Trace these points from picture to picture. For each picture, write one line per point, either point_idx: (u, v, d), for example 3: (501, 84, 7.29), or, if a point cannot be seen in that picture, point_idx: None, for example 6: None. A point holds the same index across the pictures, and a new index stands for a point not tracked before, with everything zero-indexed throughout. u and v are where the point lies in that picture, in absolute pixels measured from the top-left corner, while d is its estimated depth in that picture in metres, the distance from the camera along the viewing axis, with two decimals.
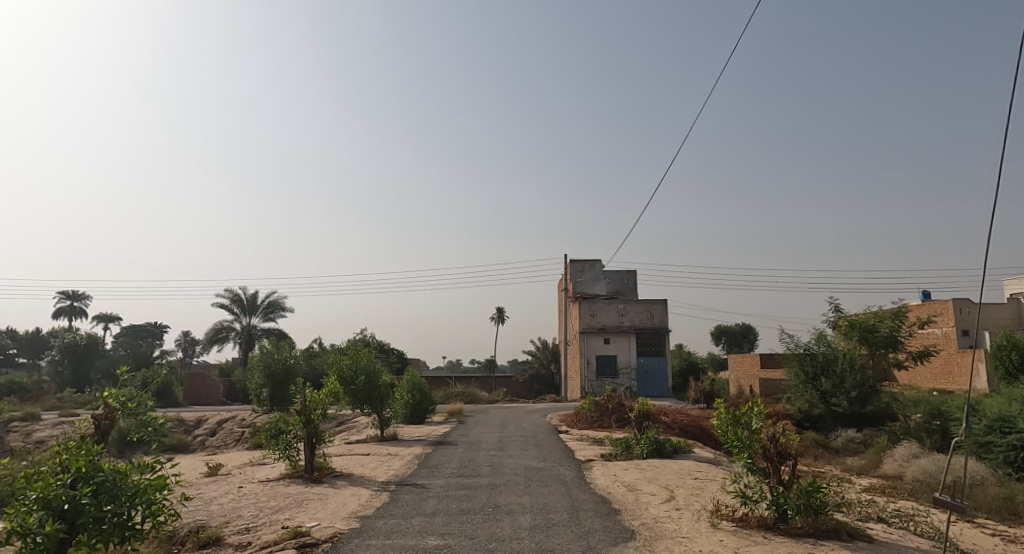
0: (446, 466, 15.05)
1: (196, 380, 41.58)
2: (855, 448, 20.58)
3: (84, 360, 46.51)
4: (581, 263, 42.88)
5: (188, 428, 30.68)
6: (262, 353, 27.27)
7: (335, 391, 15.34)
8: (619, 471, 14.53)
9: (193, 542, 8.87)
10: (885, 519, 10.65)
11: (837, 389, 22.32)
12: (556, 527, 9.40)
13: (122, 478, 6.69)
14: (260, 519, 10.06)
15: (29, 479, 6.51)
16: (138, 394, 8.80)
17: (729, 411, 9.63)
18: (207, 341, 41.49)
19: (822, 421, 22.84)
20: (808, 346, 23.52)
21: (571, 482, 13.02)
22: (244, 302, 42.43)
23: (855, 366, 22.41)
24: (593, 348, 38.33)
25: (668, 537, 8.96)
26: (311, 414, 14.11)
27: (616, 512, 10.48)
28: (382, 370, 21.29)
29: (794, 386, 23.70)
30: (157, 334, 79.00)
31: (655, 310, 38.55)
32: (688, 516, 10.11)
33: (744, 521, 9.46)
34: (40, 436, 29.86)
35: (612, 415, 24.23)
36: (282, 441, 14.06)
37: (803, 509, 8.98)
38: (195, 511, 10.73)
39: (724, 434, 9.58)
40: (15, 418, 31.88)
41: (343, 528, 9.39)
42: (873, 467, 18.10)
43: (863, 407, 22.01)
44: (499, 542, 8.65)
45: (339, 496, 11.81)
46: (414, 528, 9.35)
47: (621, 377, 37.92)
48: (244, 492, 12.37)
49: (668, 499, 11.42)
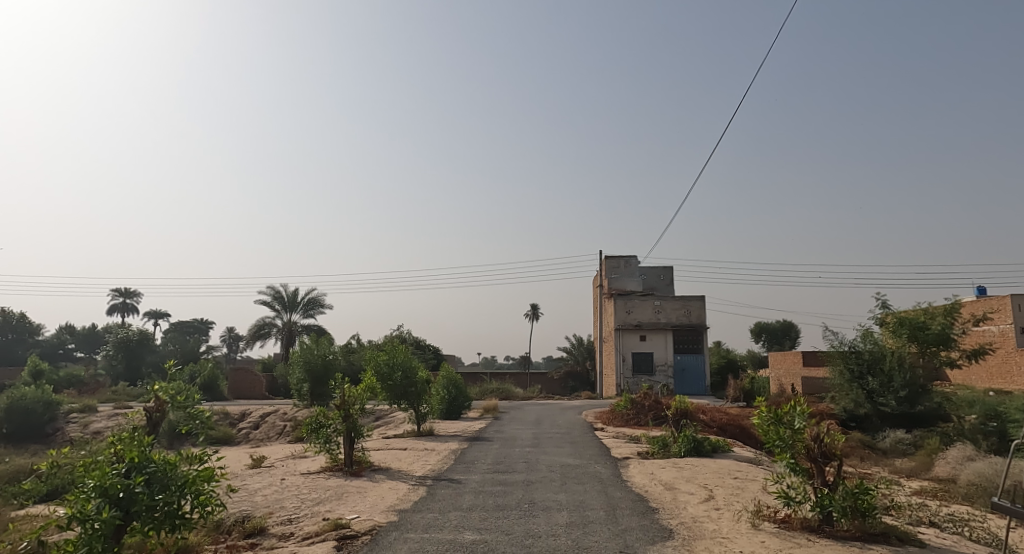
0: (482, 462, 15.08)
1: (240, 375, 42.53)
2: (904, 449, 19.97)
3: (135, 356, 47.92)
4: (616, 260, 42.55)
5: (233, 421, 31.38)
6: (301, 349, 27.76)
7: (373, 386, 15.46)
8: (656, 469, 14.37)
9: (238, 531, 9.07)
10: (937, 524, 10.33)
11: (885, 388, 21.74)
12: (592, 525, 9.34)
13: (172, 468, 6.90)
14: (302, 511, 10.24)
15: (86, 468, 6.70)
16: (186, 388, 9.05)
17: (770, 410, 9.45)
18: (249, 338, 42.33)
19: (869, 421, 22.27)
20: (854, 344, 22.84)
21: (608, 480, 12.94)
22: (285, 298, 43.27)
23: (904, 364, 21.76)
24: (629, 346, 38.05)
25: (707, 537, 8.86)
26: (349, 409, 14.29)
27: (653, 510, 10.39)
28: (418, 366, 21.48)
29: (838, 385, 23.11)
30: (203, 330, 81.35)
31: (692, 306, 38.05)
32: (728, 516, 9.97)
33: (787, 523, 9.30)
34: (97, 427, 30.98)
35: (647, 413, 24.02)
36: (322, 435, 14.28)
37: (849, 512, 8.78)
38: (241, 502, 10.97)
39: (766, 433, 9.39)
40: (74, 409, 33.04)
41: (382, 521, 9.49)
42: (923, 470, 17.58)
43: (912, 407, 21.40)
44: (535, 538, 8.63)
45: (377, 491, 11.92)
46: (450, 523, 9.39)
47: (658, 375, 37.60)
48: (286, 484, 12.59)
49: (707, 499, 11.26)
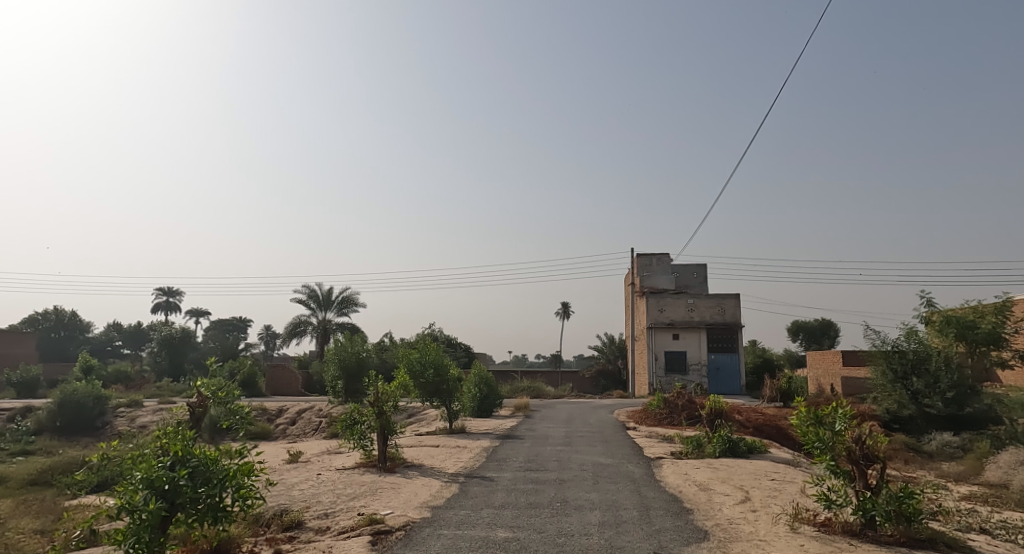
0: (514, 460, 15.09)
1: (278, 372, 43.26)
2: (951, 453, 19.37)
3: (178, 352, 49.11)
4: (648, 258, 42.08)
5: (270, 417, 31.93)
6: (335, 347, 28.10)
7: (405, 384, 15.52)
8: (690, 469, 14.19)
9: (277, 525, 9.19)
10: (988, 531, 9.97)
11: (931, 389, 21.14)
12: (625, 525, 9.24)
13: (213, 463, 7.03)
14: (338, 506, 10.35)
15: (134, 460, 6.86)
16: (227, 383, 9.17)
17: (810, 411, 9.23)
18: (286, 335, 43.02)
19: (913, 423, 21.69)
20: (897, 343, 22.20)
21: (640, 479, 12.82)
22: (319, 297, 43.87)
23: (951, 364, 21.11)
24: (661, 344, 37.67)
25: (744, 539, 8.70)
26: (383, 406, 14.40)
27: (688, 511, 10.26)
28: (449, 364, 21.56)
29: (881, 385, 22.52)
30: (241, 327, 82.91)
31: (726, 305, 37.46)
32: (765, 518, 9.77)
33: (827, 527, 9.08)
34: (143, 422, 31.85)
35: (681, 413, 23.72)
36: (357, 431, 14.41)
37: (893, 517, 8.51)
38: (278, 496, 11.13)
39: (805, 434, 9.19)
40: (122, 404, 33.98)
41: (416, 517, 9.55)
42: (972, 474, 17.02)
43: (960, 409, 20.74)
44: (568, 537, 8.58)
45: (411, 487, 11.99)
46: (482, 520, 9.40)
47: (691, 374, 37.15)
48: (322, 479, 12.76)
49: (744, 500, 11.05)
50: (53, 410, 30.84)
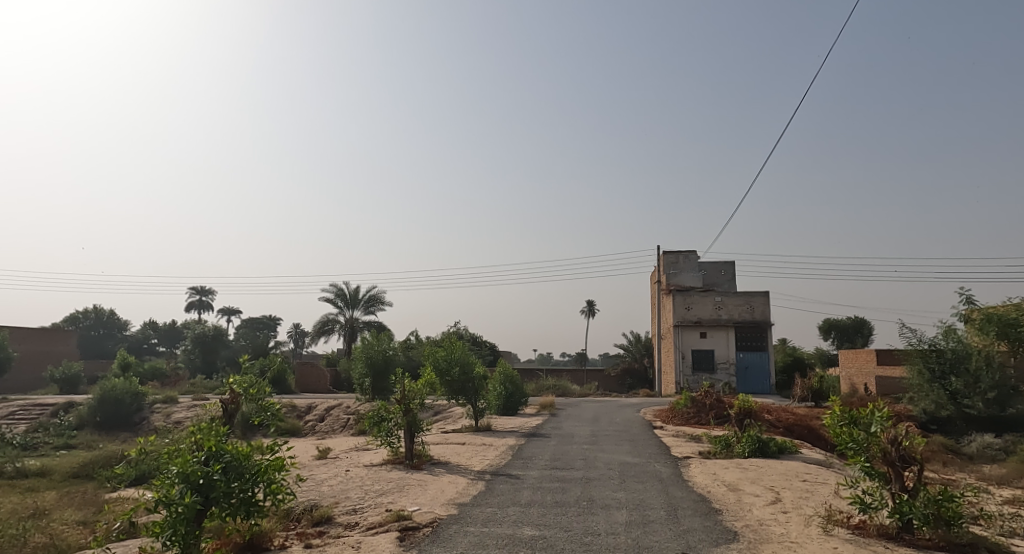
0: (540, 458, 15.04)
1: (307, 369, 43.76)
2: (992, 455, 18.81)
3: (211, 349, 50.00)
4: (675, 256, 41.65)
5: (300, 414, 32.32)
6: (362, 345, 28.31)
7: (432, 382, 15.56)
8: (719, 469, 13.99)
9: (307, 520, 9.27)
10: None
11: (971, 389, 20.59)
12: (653, 525, 9.13)
13: (245, 458, 7.10)
14: (366, 502, 10.41)
15: (169, 455, 6.96)
16: (258, 381, 9.27)
17: (845, 411, 9.05)
18: (314, 333, 43.48)
19: (952, 424, 21.11)
20: (935, 342, 21.71)
21: (668, 479, 12.68)
22: (347, 295, 44.24)
23: (992, 364, 20.52)
24: (688, 343, 37.29)
25: (775, 541, 8.54)
26: (410, 403, 14.43)
27: (716, 511, 10.12)
28: (475, 361, 21.56)
29: (917, 385, 21.98)
30: (272, 326, 84.04)
31: (755, 303, 36.96)
32: (797, 520, 9.58)
33: (861, 529, 8.88)
34: (178, 418, 32.47)
35: (709, 412, 23.44)
36: (384, 428, 14.50)
37: (932, 520, 8.26)
38: (308, 491, 11.22)
39: (839, 435, 9.01)
40: (158, 400, 34.57)
41: (443, 514, 9.55)
42: (1015, 477, 16.48)
43: (1002, 410, 20.10)
44: (595, 536, 8.51)
45: (438, 484, 12.02)
46: (508, 518, 9.36)
47: (719, 373, 36.70)
48: (350, 475, 12.85)
49: (774, 501, 10.85)
50: (93, 405, 31.65)
